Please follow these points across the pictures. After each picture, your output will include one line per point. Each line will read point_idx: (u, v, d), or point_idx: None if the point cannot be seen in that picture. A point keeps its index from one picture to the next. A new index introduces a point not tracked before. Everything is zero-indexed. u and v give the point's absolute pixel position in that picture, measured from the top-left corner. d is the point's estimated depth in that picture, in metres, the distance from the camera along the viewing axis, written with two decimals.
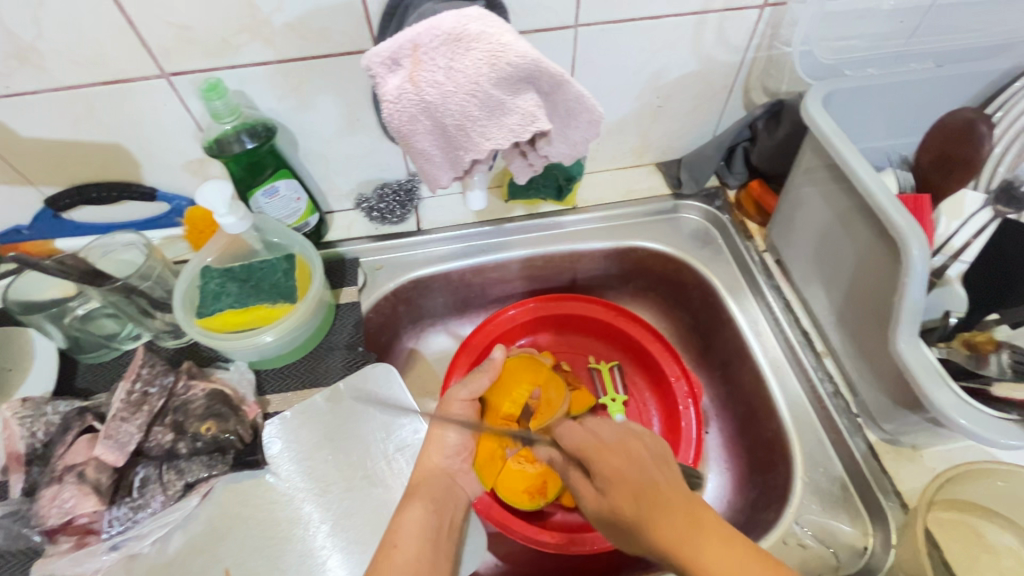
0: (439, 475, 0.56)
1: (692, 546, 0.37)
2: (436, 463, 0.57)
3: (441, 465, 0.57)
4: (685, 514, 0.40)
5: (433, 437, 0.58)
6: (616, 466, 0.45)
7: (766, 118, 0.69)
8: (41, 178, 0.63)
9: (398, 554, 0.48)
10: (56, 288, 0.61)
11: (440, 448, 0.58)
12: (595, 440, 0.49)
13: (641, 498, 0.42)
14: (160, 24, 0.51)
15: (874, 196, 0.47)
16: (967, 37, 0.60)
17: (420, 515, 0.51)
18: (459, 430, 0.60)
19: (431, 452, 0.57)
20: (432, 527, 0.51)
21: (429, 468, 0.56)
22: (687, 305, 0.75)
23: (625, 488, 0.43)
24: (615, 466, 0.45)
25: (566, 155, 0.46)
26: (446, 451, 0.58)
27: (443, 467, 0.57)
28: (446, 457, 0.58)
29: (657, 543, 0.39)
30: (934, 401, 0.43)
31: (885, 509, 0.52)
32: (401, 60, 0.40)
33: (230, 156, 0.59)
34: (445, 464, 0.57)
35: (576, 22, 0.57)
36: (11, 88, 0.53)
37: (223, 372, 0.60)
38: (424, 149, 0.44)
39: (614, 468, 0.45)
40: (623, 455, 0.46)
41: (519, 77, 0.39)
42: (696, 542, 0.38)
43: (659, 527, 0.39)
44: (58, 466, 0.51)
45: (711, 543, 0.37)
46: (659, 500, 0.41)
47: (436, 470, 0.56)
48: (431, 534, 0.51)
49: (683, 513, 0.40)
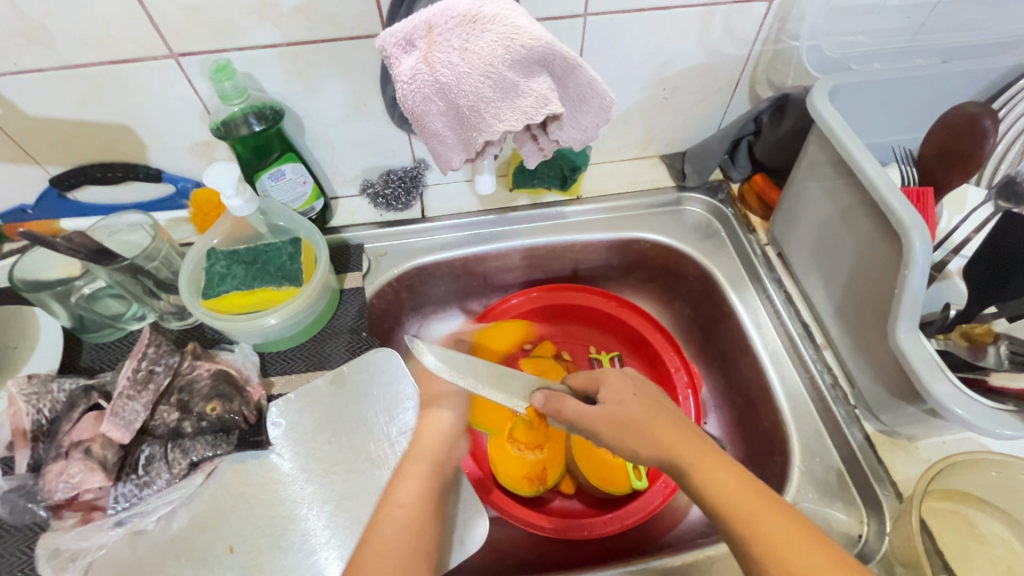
0: (440, 439, 0.56)
1: (698, 460, 0.41)
2: (438, 422, 0.57)
3: (444, 423, 0.57)
4: (692, 433, 0.43)
5: (438, 394, 0.59)
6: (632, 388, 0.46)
7: (771, 112, 0.69)
8: (46, 157, 0.63)
9: (395, 513, 0.47)
10: (61, 267, 0.61)
11: (444, 405, 0.59)
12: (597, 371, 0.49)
13: (653, 418, 0.44)
14: (169, 2, 0.51)
15: (879, 190, 0.48)
16: (971, 34, 0.61)
17: (419, 477, 0.52)
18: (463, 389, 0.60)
19: (436, 412, 0.58)
20: (430, 488, 0.51)
21: (426, 428, 0.57)
22: (687, 297, 0.76)
23: (628, 391, 0.45)
24: (631, 391, 0.46)
25: (575, 140, 0.46)
26: (451, 410, 0.58)
27: (443, 430, 0.57)
28: (443, 417, 0.58)
29: (663, 452, 0.42)
30: (932, 391, 0.44)
31: (880, 498, 0.53)
32: (415, 41, 0.40)
33: (237, 138, 0.59)
34: (447, 424, 0.57)
35: (585, 12, 0.57)
36: (19, 65, 0.54)
37: (228, 353, 0.60)
38: (436, 130, 0.44)
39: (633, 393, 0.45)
40: (639, 384, 0.47)
41: (533, 59, 0.39)
42: (705, 459, 0.41)
43: (666, 438, 0.42)
44: (64, 442, 0.51)
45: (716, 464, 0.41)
46: (672, 417, 0.44)
47: (438, 431, 0.57)
48: (430, 493, 0.51)
49: (693, 434, 0.43)
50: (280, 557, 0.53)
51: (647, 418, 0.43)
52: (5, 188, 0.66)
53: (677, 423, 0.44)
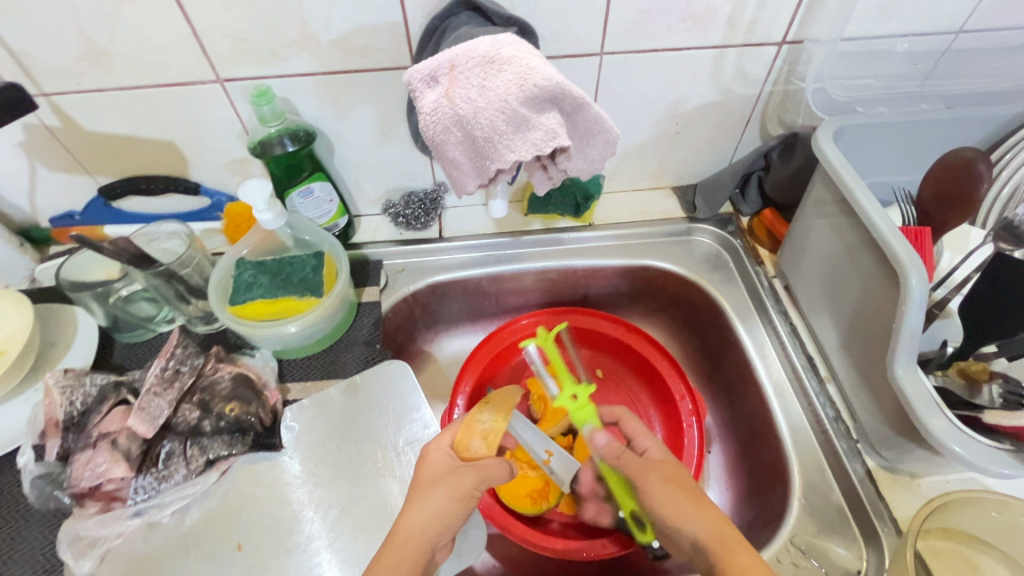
0: (417, 548, 0.46)
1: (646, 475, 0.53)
2: (417, 532, 0.46)
3: (424, 534, 0.46)
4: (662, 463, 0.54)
5: (443, 494, 0.48)
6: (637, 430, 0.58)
7: (781, 149, 0.72)
8: (97, 168, 0.69)
9: None
10: (102, 270, 0.65)
11: (426, 511, 0.47)
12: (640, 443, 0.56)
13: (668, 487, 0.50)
14: (221, 33, 0.56)
15: (878, 229, 0.49)
16: (970, 82, 0.64)
17: None
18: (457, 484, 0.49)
19: (413, 514, 0.47)
20: None
21: (402, 533, 0.46)
22: (695, 326, 0.78)
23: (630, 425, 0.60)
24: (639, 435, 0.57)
25: (582, 171, 0.49)
26: (431, 516, 0.47)
27: (423, 536, 0.46)
28: (426, 519, 0.47)
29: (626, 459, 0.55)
30: (928, 427, 0.44)
31: (879, 533, 0.53)
32: (439, 77, 0.44)
33: (271, 157, 0.64)
34: (426, 536, 0.46)
35: (601, 51, 0.61)
36: (82, 85, 0.59)
37: (248, 358, 0.64)
38: (453, 158, 0.47)
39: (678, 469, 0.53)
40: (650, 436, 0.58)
41: (544, 98, 0.43)
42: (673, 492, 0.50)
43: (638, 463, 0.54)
44: (93, 433, 0.54)
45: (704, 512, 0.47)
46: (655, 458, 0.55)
47: (416, 542, 0.46)
48: None
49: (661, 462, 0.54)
50: (285, 558, 0.55)
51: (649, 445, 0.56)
52: (58, 195, 0.71)
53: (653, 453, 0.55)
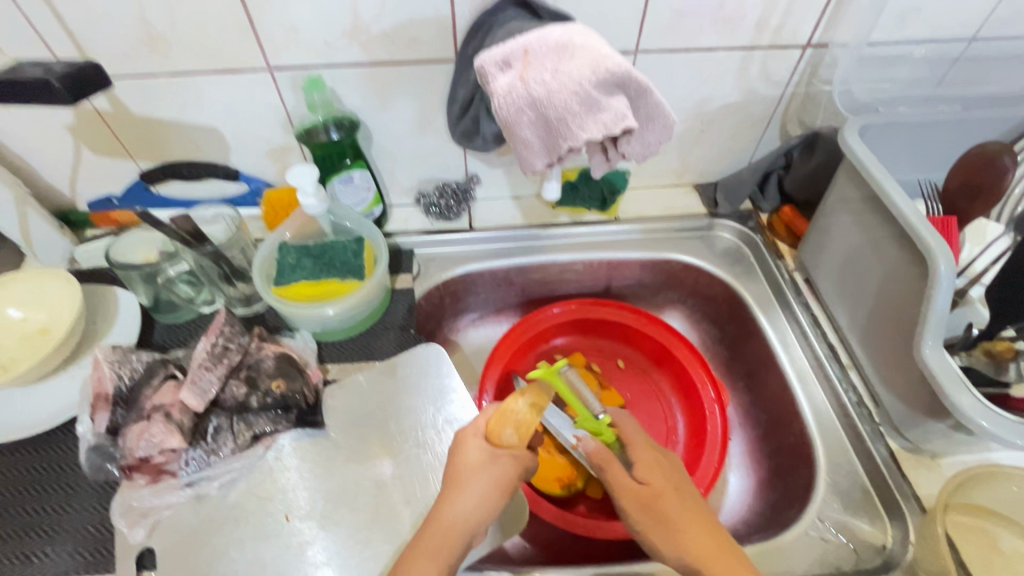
0: (455, 531, 0.48)
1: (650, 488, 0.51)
2: (455, 514, 0.49)
3: (460, 517, 0.49)
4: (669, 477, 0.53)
5: (487, 482, 0.50)
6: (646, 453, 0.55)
7: (802, 147, 0.75)
8: (140, 153, 0.70)
9: None
10: (140, 251, 0.67)
11: (463, 494, 0.50)
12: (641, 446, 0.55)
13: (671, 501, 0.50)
14: (275, 23, 0.58)
15: (906, 219, 0.52)
16: (981, 86, 0.68)
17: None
18: (496, 472, 0.51)
19: (451, 500, 0.50)
20: None
21: (446, 520, 0.48)
22: (716, 318, 0.80)
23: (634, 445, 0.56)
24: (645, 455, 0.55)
25: (640, 155, 0.52)
26: (469, 499, 0.49)
27: (466, 523, 0.48)
28: (469, 508, 0.49)
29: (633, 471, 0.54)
30: (955, 404, 0.47)
31: (903, 510, 0.55)
32: (512, 61, 0.46)
33: (317, 144, 0.67)
34: (464, 520, 0.49)
35: (637, 49, 0.64)
36: (135, 70, 0.61)
37: (289, 339, 0.65)
38: (525, 138, 0.48)
39: (670, 485, 0.52)
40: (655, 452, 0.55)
41: (613, 82, 0.46)
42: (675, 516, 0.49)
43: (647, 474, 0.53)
44: (146, 405, 0.56)
45: (700, 535, 0.48)
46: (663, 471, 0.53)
47: (454, 525, 0.48)
48: None
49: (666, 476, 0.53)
50: (329, 530, 0.56)
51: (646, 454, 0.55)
52: (99, 179, 0.73)
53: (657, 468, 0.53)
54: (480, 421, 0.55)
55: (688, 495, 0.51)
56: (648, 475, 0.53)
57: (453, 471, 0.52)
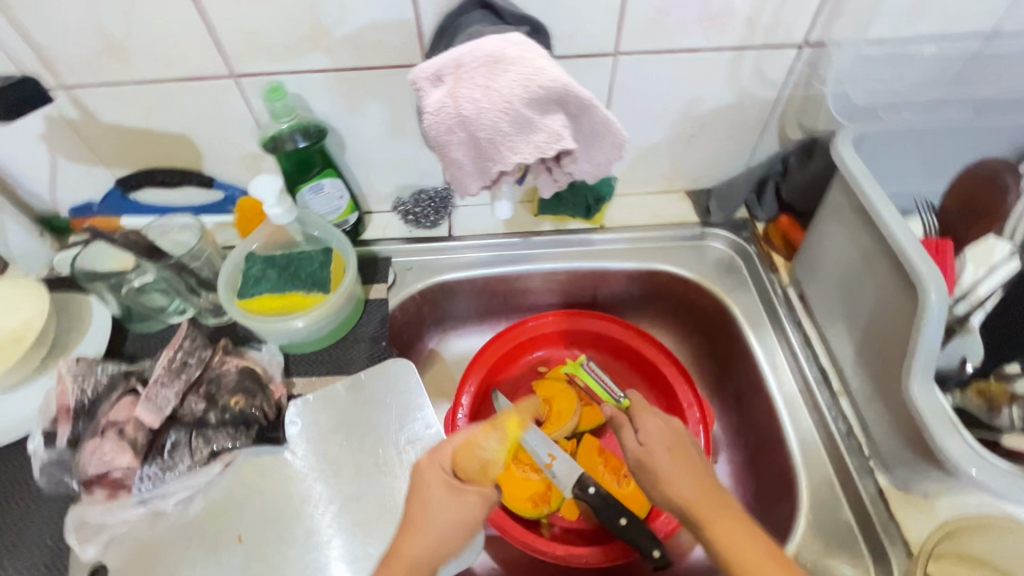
0: (416, 567, 0.45)
1: (667, 470, 0.49)
2: (414, 549, 0.45)
3: (421, 551, 0.45)
4: (677, 446, 0.51)
5: (449, 520, 0.47)
6: (665, 442, 0.52)
7: (799, 154, 0.70)
8: (115, 160, 0.70)
9: None
10: (116, 259, 0.65)
11: (424, 529, 0.47)
12: (640, 424, 0.54)
13: (674, 462, 0.50)
14: (235, 28, 0.56)
15: (898, 241, 0.48)
16: (996, 89, 0.62)
17: None
18: (460, 508, 0.48)
19: (415, 534, 0.46)
20: None
21: (406, 557, 0.45)
22: (706, 333, 0.76)
23: (647, 448, 0.52)
24: (664, 444, 0.52)
25: (589, 174, 0.50)
26: (430, 535, 0.46)
27: (430, 561, 0.45)
28: (430, 545, 0.46)
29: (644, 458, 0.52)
30: (942, 447, 0.44)
31: (888, 555, 0.52)
32: (443, 77, 0.44)
33: (284, 152, 0.64)
34: (427, 557, 0.45)
35: (616, 50, 0.60)
36: (100, 79, 0.60)
37: (256, 351, 0.64)
38: (457, 159, 0.47)
39: (667, 445, 0.51)
40: (675, 437, 0.52)
41: (550, 99, 0.44)
42: (676, 466, 0.49)
43: (672, 452, 0.51)
44: (101, 421, 0.55)
45: (689, 483, 0.48)
46: (685, 454, 0.51)
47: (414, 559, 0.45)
48: None
49: (674, 446, 0.51)
50: (285, 550, 0.56)
51: (657, 426, 0.53)
52: (76, 186, 0.73)
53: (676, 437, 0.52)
54: (446, 451, 0.52)
55: (682, 454, 0.51)
56: (650, 438, 0.52)
57: (412, 506, 0.49)
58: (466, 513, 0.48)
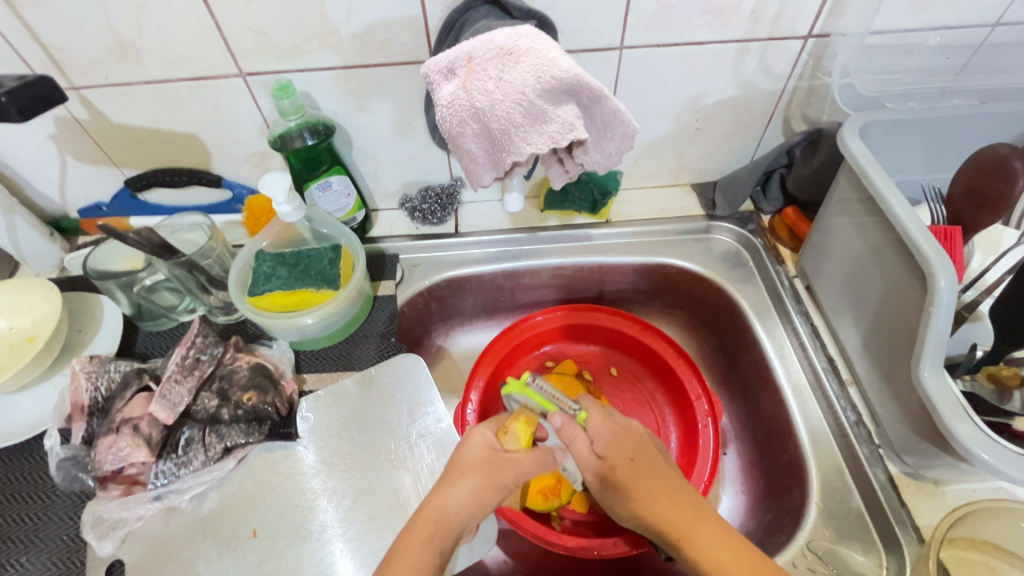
0: (444, 522, 0.46)
1: (640, 486, 0.49)
2: (444, 501, 0.47)
3: (451, 503, 0.47)
4: (638, 455, 0.52)
5: (483, 483, 0.48)
6: (629, 453, 0.52)
7: (804, 145, 0.70)
8: (124, 160, 0.70)
9: None
10: (126, 259, 0.67)
11: (457, 484, 0.48)
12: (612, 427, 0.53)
13: (651, 480, 0.50)
14: (244, 27, 0.57)
15: (905, 229, 0.48)
16: (999, 79, 0.62)
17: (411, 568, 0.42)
18: (494, 477, 0.49)
19: (448, 488, 0.48)
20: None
21: (437, 510, 0.46)
22: (713, 326, 0.76)
23: (628, 454, 0.51)
24: (629, 457, 0.51)
25: (600, 164, 0.51)
26: (463, 493, 0.47)
27: (459, 516, 0.47)
28: (463, 501, 0.47)
29: (607, 468, 0.51)
30: (953, 432, 0.44)
31: (900, 541, 0.52)
32: (456, 69, 0.45)
33: (291, 150, 0.65)
34: (456, 514, 0.47)
35: (621, 44, 0.60)
36: (109, 79, 0.60)
37: (266, 349, 0.65)
38: (469, 150, 0.48)
39: (630, 453, 0.52)
40: (636, 444, 0.53)
41: (562, 90, 0.43)
42: (647, 488, 0.49)
43: (635, 465, 0.51)
44: (116, 418, 0.56)
45: (661, 497, 0.48)
46: (659, 476, 0.50)
47: (442, 512, 0.46)
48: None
49: (632, 453, 0.52)
50: (298, 545, 0.56)
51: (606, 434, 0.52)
52: (85, 187, 0.73)
53: (640, 447, 0.53)
54: (489, 423, 0.54)
55: (644, 465, 0.51)
56: (608, 450, 0.52)
57: (449, 464, 0.50)
58: (498, 480, 0.49)
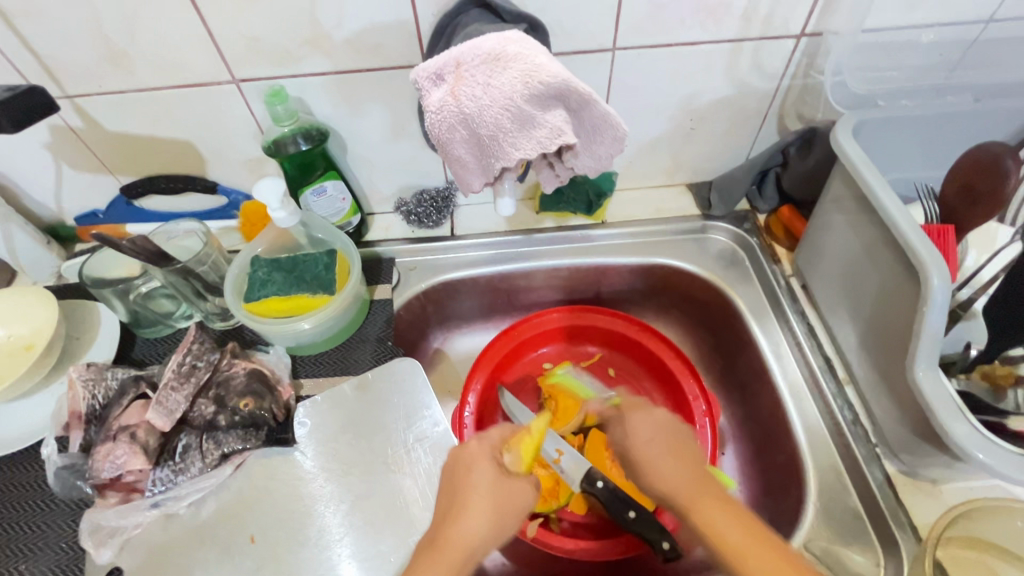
0: (466, 549, 0.43)
1: (660, 463, 0.48)
2: (463, 527, 0.45)
3: (469, 530, 0.44)
4: (672, 442, 0.49)
5: (499, 504, 0.47)
6: (656, 441, 0.49)
7: (799, 144, 0.69)
8: (119, 168, 0.70)
9: None
10: (123, 267, 0.67)
11: (473, 508, 0.46)
12: (645, 420, 0.51)
13: (669, 454, 0.48)
14: (236, 34, 0.57)
15: (900, 229, 0.48)
16: (992, 76, 0.62)
17: None
18: (506, 495, 0.48)
19: (462, 515, 0.46)
20: None
21: (456, 537, 0.44)
22: (710, 325, 0.76)
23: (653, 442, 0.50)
24: (655, 443, 0.49)
25: (590, 169, 0.51)
26: (480, 515, 0.46)
27: (479, 540, 0.44)
28: (481, 526, 0.45)
29: (639, 454, 0.50)
30: (948, 431, 0.44)
31: (897, 540, 0.52)
32: (445, 75, 0.45)
33: (285, 156, 0.65)
34: (478, 538, 0.44)
35: (614, 45, 0.60)
36: (103, 87, 0.61)
37: (263, 353, 0.64)
38: (459, 156, 0.48)
39: (652, 444, 0.49)
40: (668, 432, 0.50)
41: (549, 95, 0.44)
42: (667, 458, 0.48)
43: (664, 457, 0.48)
44: (113, 425, 0.56)
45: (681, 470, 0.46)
46: (687, 457, 0.48)
47: (460, 539, 0.44)
48: None
49: (668, 442, 0.49)
50: (296, 551, 0.56)
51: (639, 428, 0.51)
52: (81, 195, 0.73)
53: (668, 433, 0.50)
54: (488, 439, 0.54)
55: (670, 452, 0.48)
56: (637, 437, 0.51)
57: (459, 489, 0.49)
58: (514, 498, 0.48)
